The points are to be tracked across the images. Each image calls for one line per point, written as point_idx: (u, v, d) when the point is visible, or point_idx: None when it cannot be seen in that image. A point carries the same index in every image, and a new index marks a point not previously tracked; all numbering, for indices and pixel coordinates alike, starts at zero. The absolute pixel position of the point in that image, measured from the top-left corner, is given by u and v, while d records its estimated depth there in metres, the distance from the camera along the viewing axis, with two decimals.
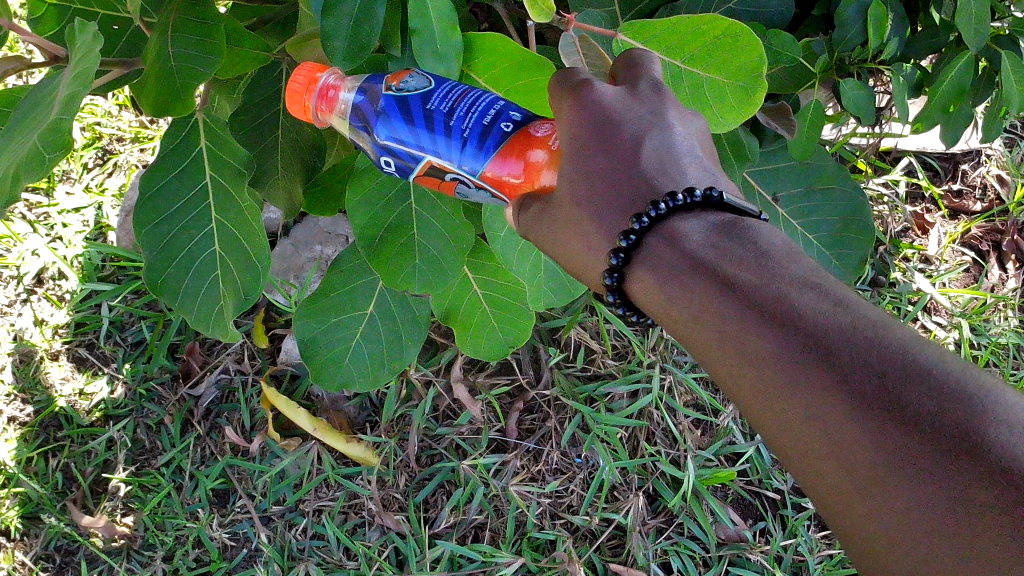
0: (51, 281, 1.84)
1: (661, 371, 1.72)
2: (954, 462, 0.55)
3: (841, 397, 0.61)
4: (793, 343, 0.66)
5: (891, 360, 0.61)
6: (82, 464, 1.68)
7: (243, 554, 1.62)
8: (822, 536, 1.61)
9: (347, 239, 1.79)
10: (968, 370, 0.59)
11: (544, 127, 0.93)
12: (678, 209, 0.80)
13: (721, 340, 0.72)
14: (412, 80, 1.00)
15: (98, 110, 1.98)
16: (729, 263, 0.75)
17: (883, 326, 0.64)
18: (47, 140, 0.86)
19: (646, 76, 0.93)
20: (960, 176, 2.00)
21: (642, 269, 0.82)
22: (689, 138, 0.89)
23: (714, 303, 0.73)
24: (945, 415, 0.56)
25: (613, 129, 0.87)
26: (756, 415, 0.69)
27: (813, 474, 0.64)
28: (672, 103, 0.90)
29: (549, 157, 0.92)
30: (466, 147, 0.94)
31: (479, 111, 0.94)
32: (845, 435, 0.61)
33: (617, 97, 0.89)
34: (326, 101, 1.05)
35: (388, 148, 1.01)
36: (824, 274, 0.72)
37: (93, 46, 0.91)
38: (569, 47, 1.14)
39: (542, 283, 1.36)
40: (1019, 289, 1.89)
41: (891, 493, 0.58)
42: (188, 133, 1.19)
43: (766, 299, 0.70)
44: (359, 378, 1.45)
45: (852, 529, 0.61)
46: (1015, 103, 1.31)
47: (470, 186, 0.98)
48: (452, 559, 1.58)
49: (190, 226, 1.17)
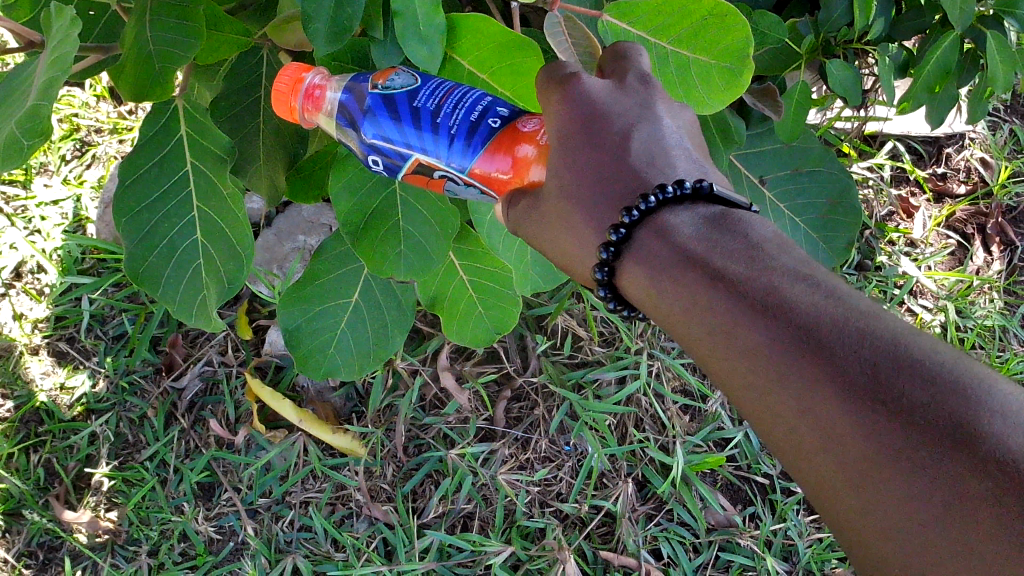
0: (29, 275, 1.80)
1: (649, 357, 1.73)
2: (948, 453, 0.54)
3: (833, 390, 0.61)
4: (784, 335, 0.65)
5: (884, 351, 0.60)
6: (65, 459, 1.65)
7: (229, 547, 1.60)
8: (811, 520, 1.63)
9: (331, 229, 1.77)
10: (962, 361, 0.59)
11: (531, 123, 0.92)
12: (668, 202, 0.79)
13: (712, 334, 0.71)
14: (398, 78, 0.99)
15: (76, 101, 1.94)
16: (719, 256, 0.74)
17: (876, 317, 0.63)
18: (24, 127, 0.84)
19: (634, 68, 0.91)
20: (944, 159, 2.02)
21: (632, 264, 0.80)
22: (678, 131, 0.88)
23: (705, 296, 0.72)
24: (939, 405, 0.56)
25: (601, 124, 0.85)
26: (750, 410, 0.69)
27: (807, 470, 0.63)
28: (661, 96, 0.89)
29: (537, 152, 0.90)
30: (454, 143, 0.92)
31: (467, 107, 0.93)
32: (838, 427, 0.60)
33: (604, 91, 0.87)
34: (312, 102, 1.03)
35: (375, 147, 0.99)
36: (815, 265, 0.71)
37: (70, 32, 0.87)
38: (555, 29, 1.07)
39: (533, 270, 1.35)
40: (1003, 271, 1.92)
41: (884, 484, 0.57)
42: (167, 119, 1.16)
43: (757, 292, 0.69)
44: (343, 367, 1.44)
45: (845, 522, 0.61)
46: (1001, 83, 1.32)
47: (459, 184, 0.97)
48: (441, 549, 1.57)
49: (171, 215, 1.15)
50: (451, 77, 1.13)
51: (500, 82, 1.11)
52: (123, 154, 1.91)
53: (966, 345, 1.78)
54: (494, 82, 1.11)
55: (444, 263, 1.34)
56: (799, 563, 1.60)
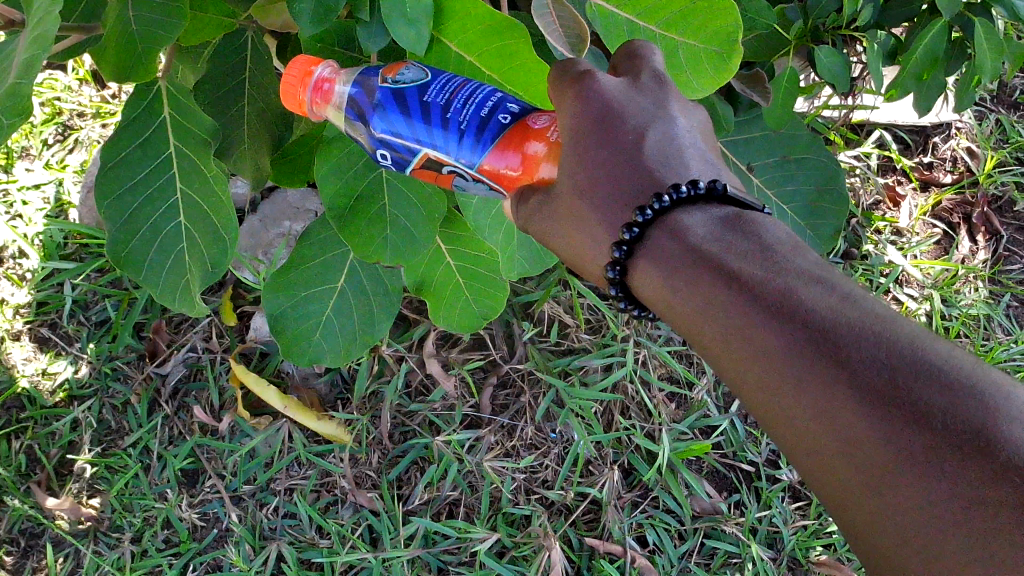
0: (11, 260, 1.78)
1: (635, 345, 1.73)
2: (968, 459, 0.54)
3: (851, 394, 0.60)
4: (800, 337, 0.65)
5: (901, 355, 0.60)
6: (46, 446, 1.64)
7: (213, 534, 1.59)
8: (795, 508, 1.64)
9: (317, 214, 1.76)
10: (978, 367, 0.59)
11: (542, 119, 0.90)
12: (682, 202, 0.78)
13: (725, 335, 0.71)
14: (408, 72, 0.97)
15: (58, 85, 1.92)
16: (732, 257, 0.73)
17: (892, 321, 0.63)
18: (4, 105, 0.82)
19: (648, 66, 0.89)
20: (931, 148, 2.03)
21: (646, 262, 0.79)
22: (692, 131, 0.86)
23: (718, 297, 0.71)
24: (959, 411, 0.56)
25: (614, 122, 0.83)
26: (762, 412, 0.68)
27: (821, 473, 0.63)
28: (675, 96, 0.87)
29: (547, 150, 0.89)
30: (463, 140, 0.91)
31: (477, 103, 0.92)
32: (855, 431, 0.60)
33: (619, 88, 0.86)
34: (321, 94, 1.02)
35: (384, 142, 0.98)
36: (828, 268, 0.71)
37: (51, 9, 0.85)
38: (542, 9, 1.04)
39: (520, 254, 1.34)
40: (988, 260, 1.93)
41: (903, 490, 0.57)
42: (151, 101, 1.13)
43: (771, 293, 0.68)
44: (330, 353, 1.42)
45: (862, 526, 0.60)
46: (988, 71, 1.32)
47: (468, 179, 0.96)
48: (427, 536, 1.57)
49: (154, 199, 1.13)
50: (439, 58, 1.12)
51: (486, 64, 1.10)
52: (106, 138, 1.89)
53: (950, 333, 1.79)
54: (482, 65, 1.10)
55: (430, 248, 1.34)
56: (784, 550, 1.61)
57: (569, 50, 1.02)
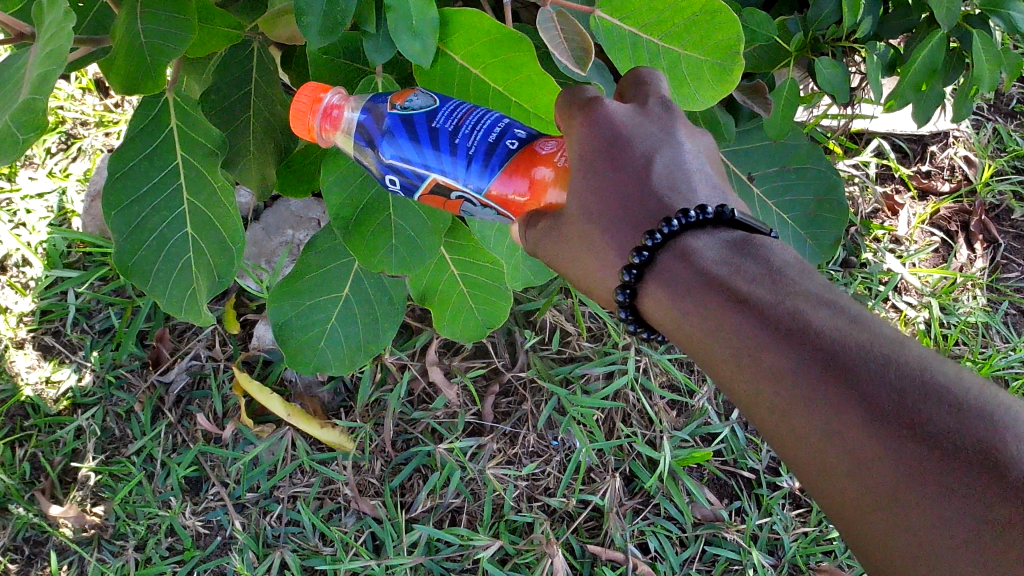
0: (15, 268, 1.79)
1: (637, 352, 1.74)
2: (978, 478, 0.55)
3: (862, 417, 0.61)
4: (810, 360, 0.65)
5: (910, 379, 0.61)
6: (50, 454, 1.65)
7: (217, 541, 1.59)
8: (796, 515, 1.65)
9: (320, 223, 1.77)
10: (984, 388, 0.60)
11: (549, 145, 0.92)
12: (690, 226, 0.79)
13: (735, 356, 0.71)
14: (416, 99, 0.99)
15: (61, 94, 1.93)
16: (741, 280, 0.74)
17: (900, 346, 0.64)
18: (19, 120, 0.84)
19: (655, 93, 0.91)
20: (928, 157, 2.04)
21: (656, 285, 0.80)
22: (699, 156, 0.87)
23: (728, 319, 0.72)
24: (967, 432, 0.57)
25: (624, 148, 0.85)
26: (773, 435, 0.69)
27: (834, 494, 0.63)
28: (682, 121, 0.89)
29: (555, 175, 0.90)
30: (472, 165, 0.92)
31: (485, 129, 0.93)
32: (867, 452, 0.61)
33: (627, 114, 0.87)
34: (329, 120, 1.04)
35: (392, 167, 0.99)
36: (836, 292, 0.72)
37: (64, 24, 0.85)
38: (546, 23, 1.06)
39: (524, 265, 1.35)
40: (986, 268, 1.94)
41: (915, 509, 0.58)
42: (158, 112, 1.14)
43: (781, 316, 0.69)
44: (334, 361, 1.43)
45: (874, 547, 0.61)
46: (985, 81, 1.34)
47: (476, 205, 0.97)
48: (429, 543, 1.58)
49: (161, 209, 1.14)
50: (444, 71, 1.13)
51: (490, 78, 1.11)
52: (109, 146, 1.90)
53: (949, 341, 1.80)
54: (487, 78, 1.11)
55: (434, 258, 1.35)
56: (785, 557, 1.62)
57: (574, 62, 1.02)
